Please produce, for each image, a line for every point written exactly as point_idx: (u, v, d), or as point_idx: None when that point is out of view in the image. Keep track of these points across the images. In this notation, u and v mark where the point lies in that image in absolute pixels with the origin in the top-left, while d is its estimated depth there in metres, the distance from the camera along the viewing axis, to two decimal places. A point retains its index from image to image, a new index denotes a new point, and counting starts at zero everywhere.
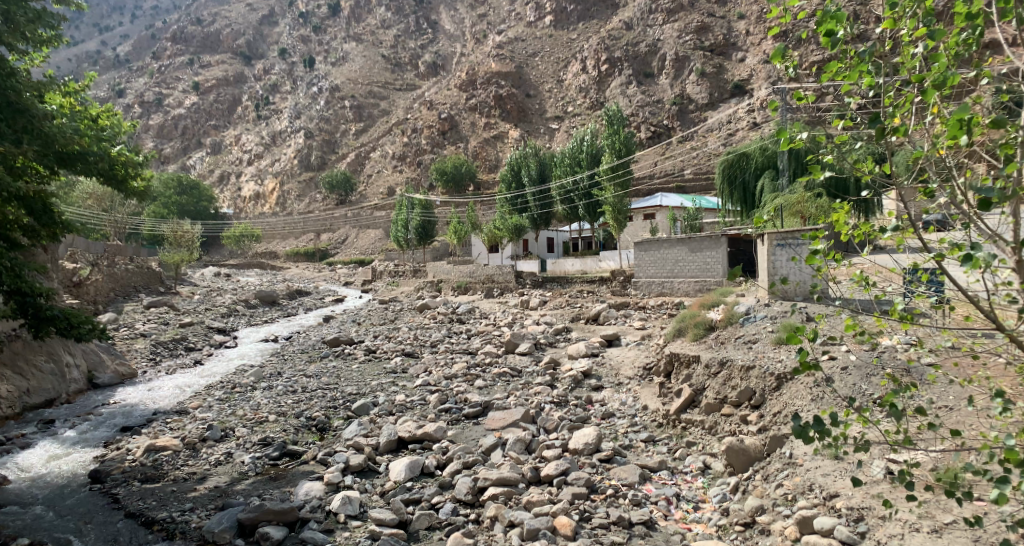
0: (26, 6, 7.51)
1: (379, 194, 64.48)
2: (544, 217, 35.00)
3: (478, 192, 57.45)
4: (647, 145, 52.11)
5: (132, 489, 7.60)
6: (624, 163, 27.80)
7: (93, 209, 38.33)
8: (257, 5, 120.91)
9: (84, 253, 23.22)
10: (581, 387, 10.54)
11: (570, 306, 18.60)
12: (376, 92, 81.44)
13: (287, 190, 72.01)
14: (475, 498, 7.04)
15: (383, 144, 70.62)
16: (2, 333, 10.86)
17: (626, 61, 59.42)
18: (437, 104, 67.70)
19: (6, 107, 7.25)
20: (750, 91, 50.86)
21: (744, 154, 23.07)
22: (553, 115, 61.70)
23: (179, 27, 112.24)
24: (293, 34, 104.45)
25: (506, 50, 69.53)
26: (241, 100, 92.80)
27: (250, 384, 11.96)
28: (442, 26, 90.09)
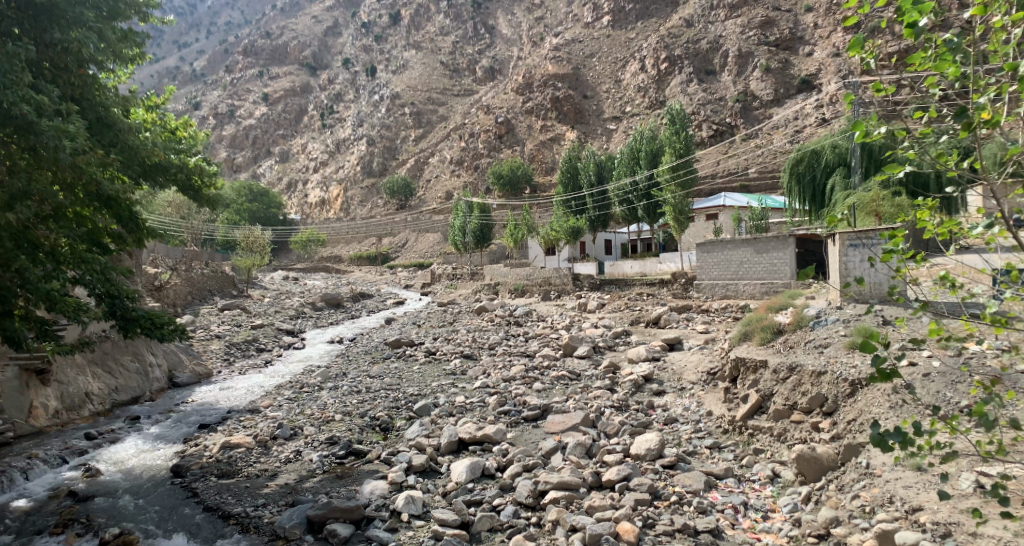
0: (114, 27, 8.10)
1: (437, 198, 65.62)
2: (602, 219, 34.70)
3: (534, 195, 57.68)
4: (708, 144, 50.88)
5: (210, 484, 7.98)
6: (687, 162, 27.34)
7: (172, 216, 40.65)
8: (321, 16, 124.66)
9: (165, 259, 24.60)
10: (642, 391, 10.38)
11: (630, 309, 18.38)
12: (434, 98, 82.67)
13: (350, 196, 74.22)
14: (536, 502, 7.03)
15: (441, 149, 71.72)
16: (92, 334, 11.82)
17: (686, 59, 58.35)
18: (494, 108, 68.28)
19: (97, 122, 7.89)
20: (818, 86, 48.97)
21: (815, 152, 22.24)
22: (610, 115, 61.01)
23: (250, 41, 117.67)
24: (356, 44, 107.29)
25: (563, 52, 69.22)
26: (307, 109, 96.27)
27: (317, 384, 12.33)
28: (498, 31, 90.31)
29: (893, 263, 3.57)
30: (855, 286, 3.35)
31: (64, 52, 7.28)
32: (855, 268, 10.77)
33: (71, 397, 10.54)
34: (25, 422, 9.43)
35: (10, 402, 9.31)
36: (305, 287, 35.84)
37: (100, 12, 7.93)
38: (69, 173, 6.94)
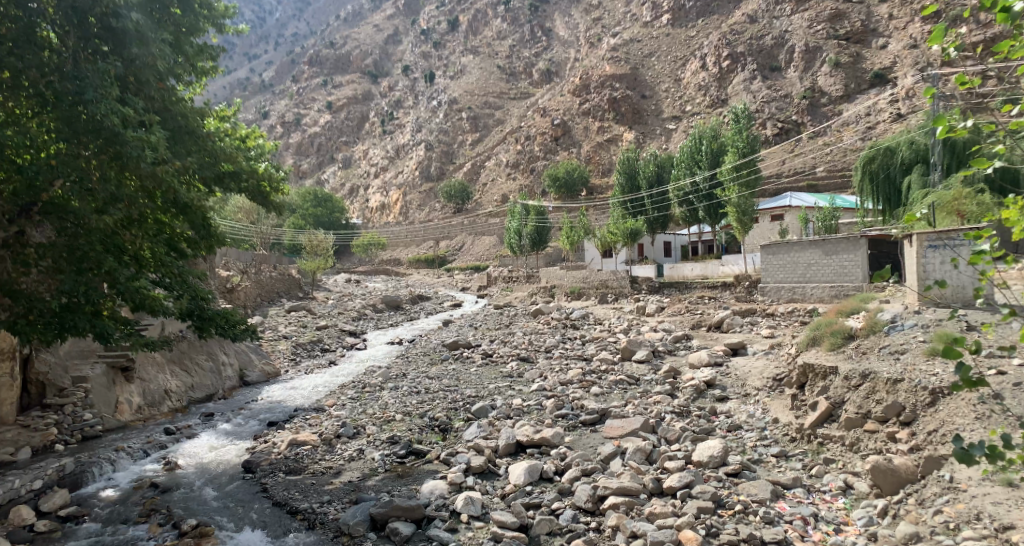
0: (191, 41, 8.51)
1: (493, 202, 66.18)
2: (663, 220, 34.44)
3: (591, 197, 57.36)
4: (774, 143, 49.22)
5: (278, 480, 8.28)
6: (751, 162, 26.12)
7: (242, 221, 42.70)
8: (383, 25, 127.27)
9: (237, 261, 25.75)
10: (704, 397, 10.15)
11: (690, 313, 18.01)
12: (491, 102, 83.21)
13: (409, 200, 75.55)
14: (596, 507, 6.97)
15: (498, 153, 72.12)
16: (172, 334, 12.61)
17: (749, 56, 56.86)
18: (551, 110, 68.23)
19: (179, 132, 8.42)
20: (893, 79, 46.70)
21: (890, 149, 21.29)
22: (670, 115, 59.78)
23: (315, 52, 121.84)
24: (414, 50, 108.96)
25: (621, 52, 68.38)
26: (368, 116, 98.85)
27: (378, 385, 12.59)
28: (556, 33, 89.93)
29: (981, 270, 3.31)
30: (935, 287, 3.18)
31: (145, 68, 7.65)
32: (935, 270, 10.27)
33: (152, 394, 11.18)
34: (111, 416, 10.07)
35: (98, 398, 10.05)
36: (367, 289, 36.82)
37: (178, 29, 8.27)
38: (151, 181, 7.43)
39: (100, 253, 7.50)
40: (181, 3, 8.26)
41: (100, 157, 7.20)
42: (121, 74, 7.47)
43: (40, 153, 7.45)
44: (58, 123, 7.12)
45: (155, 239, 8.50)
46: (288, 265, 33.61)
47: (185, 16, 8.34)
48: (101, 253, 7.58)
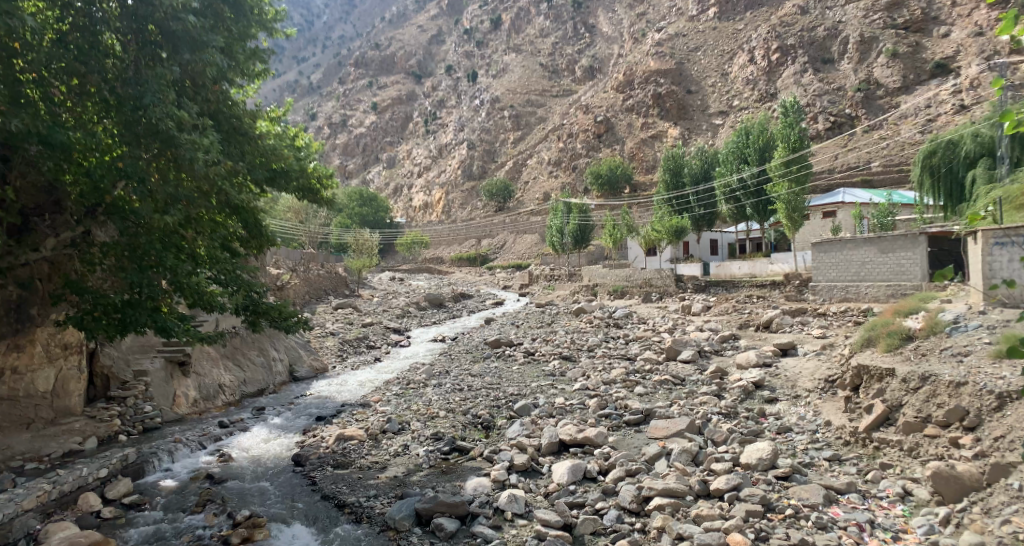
0: (244, 46, 8.71)
1: (536, 200, 66.13)
2: (708, 218, 33.93)
3: (634, 194, 56.74)
4: (826, 137, 47.62)
5: (326, 474, 8.45)
6: (803, 157, 24.86)
7: (291, 220, 43.92)
8: (427, 25, 128.30)
9: (287, 260, 26.46)
10: (752, 399, 9.92)
11: (737, 312, 17.63)
12: (534, 100, 83.04)
13: (451, 199, 76.12)
14: (640, 507, 6.90)
15: (540, 151, 71.99)
16: (225, 330, 13.04)
17: (800, 48, 55.25)
18: (594, 107, 67.66)
19: (232, 134, 8.69)
20: (956, 69, 44.64)
21: (953, 142, 20.40)
22: (717, 110, 58.46)
23: (360, 53, 124.05)
24: (457, 50, 109.53)
25: (666, 47, 67.28)
26: (412, 116, 100.09)
27: (422, 381, 12.74)
28: (599, 29, 88.64)
29: None
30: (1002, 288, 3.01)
31: (200, 73, 7.90)
32: (1002, 269, 9.84)
33: (207, 388, 11.60)
34: (170, 408, 10.50)
35: (157, 390, 10.49)
36: (410, 287, 37.35)
37: (231, 34, 8.50)
38: (205, 182, 7.77)
39: (159, 251, 7.87)
40: (234, 9, 8.49)
41: (157, 160, 7.53)
42: (178, 79, 7.73)
43: (104, 155, 7.83)
44: (120, 126, 7.46)
45: (210, 238, 8.86)
46: (334, 263, 34.29)
47: (237, 20, 8.55)
48: (161, 251, 7.94)
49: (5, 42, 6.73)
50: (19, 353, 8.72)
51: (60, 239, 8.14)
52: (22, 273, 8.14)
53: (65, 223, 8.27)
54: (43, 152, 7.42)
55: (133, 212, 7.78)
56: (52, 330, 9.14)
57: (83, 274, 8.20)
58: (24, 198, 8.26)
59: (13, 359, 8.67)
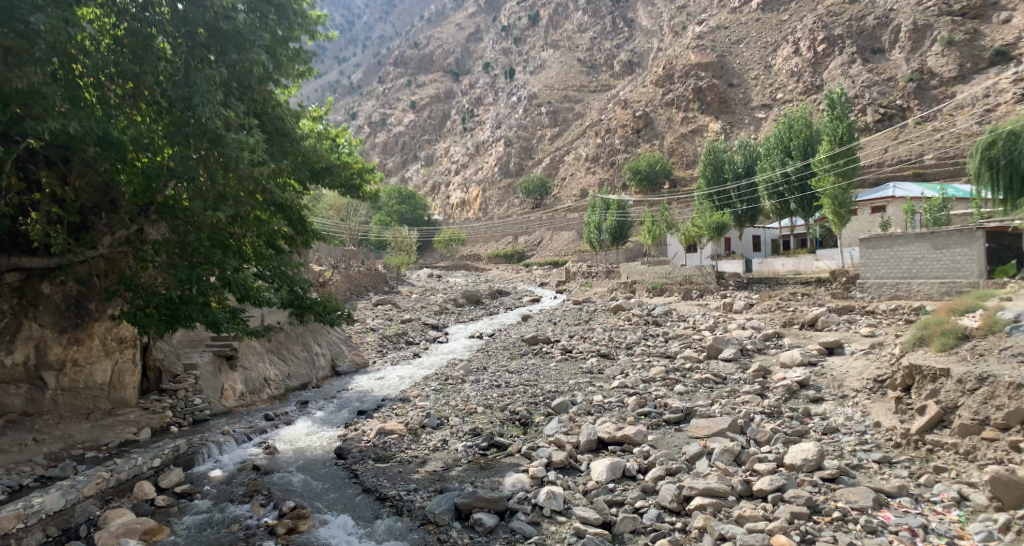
0: (287, 47, 8.86)
1: (573, 196, 65.85)
2: (751, 214, 33.26)
3: (673, 190, 56.00)
4: (875, 130, 45.97)
5: (368, 467, 8.58)
6: (850, 150, 24.40)
7: (331, 217, 44.84)
8: (465, 23, 128.65)
9: (328, 257, 27.02)
10: (797, 398, 9.69)
11: (781, 310, 17.24)
12: (571, 96, 82.55)
13: (488, 196, 76.41)
14: (681, 507, 6.81)
15: (578, 147, 71.60)
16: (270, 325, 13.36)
17: (849, 38, 53.69)
18: (633, 102, 66.91)
19: (276, 134, 8.88)
20: (1017, 56, 42.70)
21: (1015, 134, 19.54)
22: (760, 104, 57.18)
23: (400, 53, 125.53)
24: (494, 47, 109.72)
25: (707, 40, 66.07)
26: (450, 114, 100.89)
27: (461, 377, 12.85)
28: (638, 23, 86.93)
29: None
30: None
31: (247, 73, 8.10)
32: None
33: (253, 382, 11.91)
34: (218, 401, 10.83)
35: (206, 384, 10.82)
36: (448, 284, 37.72)
37: (276, 36, 8.67)
38: (251, 181, 7.96)
39: (208, 248, 8.16)
40: (278, 12, 8.65)
41: (205, 160, 7.75)
42: (226, 80, 7.94)
43: (156, 155, 8.11)
44: (171, 128, 7.71)
45: (256, 235, 9.10)
46: (375, 260, 34.86)
47: (280, 22, 8.69)
48: (209, 247, 8.22)
49: (66, 50, 7.05)
50: (79, 347, 9.09)
51: (116, 238, 8.50)
52: (81, 269, 8.84)
53: (119, 222, 8.64)
54: (100, 153, 7.74)
55: (183, 211, 8.02)
56: (109, 325, 9.48)
57: (138, 271, 8.50)
58: (84, 198, 8.68)
59: (73, 352, 9.04)
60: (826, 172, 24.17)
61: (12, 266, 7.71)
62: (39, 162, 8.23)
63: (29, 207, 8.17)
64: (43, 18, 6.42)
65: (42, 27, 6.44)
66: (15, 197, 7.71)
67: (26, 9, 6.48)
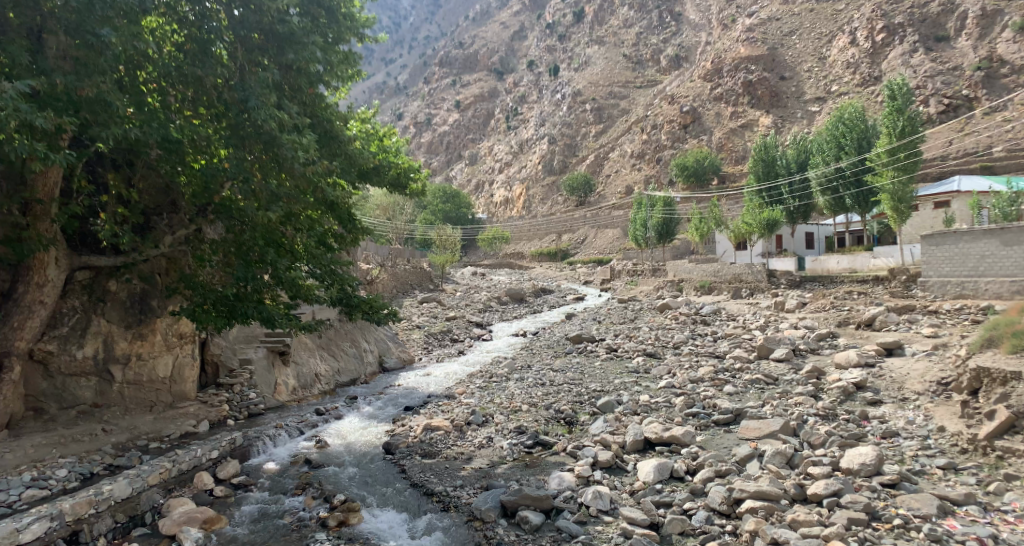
0: (338, 49, 9.02)
1: (618, 193, 65.15)
2: (804, 210, 32.29)
3: (722, 187, 54.81)
4: (938, 122, 43.74)
5: (415, 463, 8.70)
6: (914, 142, 22.92)
7: (377, 216, 45.88)
8: (509, 22, 128.82)
9: (375, 256, 27.50)
10: (853, 400, 9.37)
11: (835, 310, 16.67)
12: (616, 92, 81.63)
13: (531, 194, 76.33)
14: (731, 510, 6.68)
15: (623, 143, 70.73)
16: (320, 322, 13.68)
17: (910, 26, 51.61)
18: (679, 97, 65.69)
19: (325, 136, 9.10)
20: None
21: None
22: (814, 97, 55.56)
23: (444, 53, 126.74)
24: (539, 45, 109.61)
25: (757, 33, 64.40)
26: (494, 113, 101.34)
27: (505, 375, 12.90)
28: (686, 17, 85.52)
29: None
30: None
31: (299, 75, 8.31)
32: None
33: (304, 377, 12.22)
34: (271, 395, 11.14)
35: (261, 379, 11.16)
36: (493, 282, 37.78)
37: (326, 38, 8.86)
38: (303, 181, 8.19)
39: (261, 247, 8.47)
40: (328, 15, 8.83)
41: (259, 160, 7.99)
42: (279, 81, 8.14)
43: (213, 157, 8.41)
44: (227, 130, 7.98)
45: (307, 235, 9.38)
46: (421, 259, 35.25)
47: (330, 24, 8.87)
48: (263, 247, 8.54)
49: (130, 58, 7.35)
50: (143, 341, 9.47)
51: (176, 237, 8.85)
52: (145, 267, 9.21)
53: (180, 222, 9.00)
54: (162, 155, 8.08)
55: (238, 212, 8.31)
56: (170, 320, 9.86)
57: (196, 269, 8.82)
58: (147, 199, 9.07)
59: (138, 346, 9.43)
60: (884, 167, 23.17)
61: (83, 265, 8.09)
62: (106, 165, 8.64)
63: (98, 208, 8.57)
64: (110, 32, 6.70)
65: (110, 40, 6.73)
66: (84, 199, 8.10)
67: (95, 21, 6.79)
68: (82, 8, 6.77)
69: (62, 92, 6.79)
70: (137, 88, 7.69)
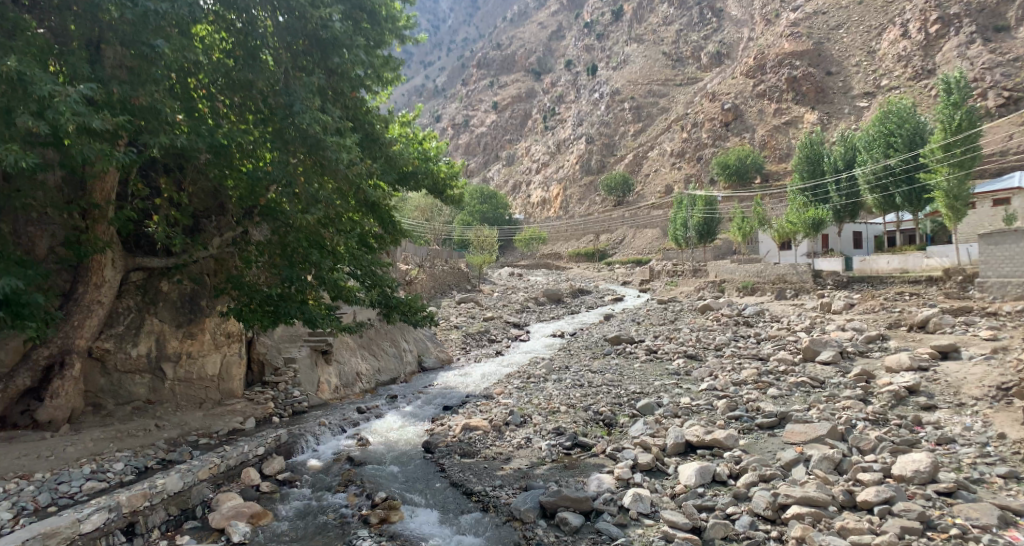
0: (379, 53, 9.14)
1: (657, 193, 64.47)
2: (852, 208, 31.39)
3: (765, 185, 53.71)
4: (996, 116, 41.91)
5: (455, 462, 8.76)
6: (971, 137, 22.24)
7: (416, 217, 46.55)
8: (547, 22, 128.80)
9: (414, 257, 27.87)
10: (905, 405, 9.04)
11: (885, 312, 16.18)
12: (656, 90, 80.71)
13: (569, 194, 76.06)
14: (776, 515, 6.52)
15: (662, 142, 69.79)
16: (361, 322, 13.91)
17: (967, 17, 49.72)
18: (720, 95, 64.58)
19: (366, 139, 9.24)
20: None
21: None
22: (862, 92, 54.02)
23: (482, 54, 127.50)
24: (577, 44, 109.26)
25: (802, 27, 62.88)
26: (531, 113, 101.47)
27: (543, 375, 12.90)
28: (728, 13, 84.12)
29: None
30: None
31: (342, 78, 8.43)
32: None
33: (346, 375, 12.43)
34: (315, 393, 11.36)
35: (304, 377, 11.39)
36: (531, 282, 37.74)
37: (368, 41, 8.97)
38: (345, 182, 8.32)
39: (305, 249, 8.70)
40: (370, 18, 8.95)
41: (302, 164, 8.13)
42: (322, 85, 8.30)
43: (259, 160, 8.61)
44: (273, 134, 8.15)
45: (349, 236, 9.57)
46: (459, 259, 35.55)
47: (372, 28, 9.00)
48: (306, 249, 8.76)
49: (181, 66, 7.60)
50: (193, 340, 9.77)
51: (223, 239, 9.10)
52: (195, 269, 9.52)
53: (227, 224, 9.26)
54: (211, 160, 8.32)
55: (282, 214, 8.52)
56: (218, 320, 10.16)
57: (243, 269, 9.07)
58: (197, 202, 9.37)
59: (188, 345, 9.73)
60: (939, 163, 22.56)
61: (137, 266, 8.38)
62: (159, 169, 8.95)
63: (151, 211, 8.89)
64: (164, 42, 6.94)
65: (163, 51, 6.98)
66: (139, 202, 8.41)
67: (150, 33, 7.03)
68: (138, 21, 7.00)
69: (118, 101, 7.05)
70: (188, 95, 7.92)
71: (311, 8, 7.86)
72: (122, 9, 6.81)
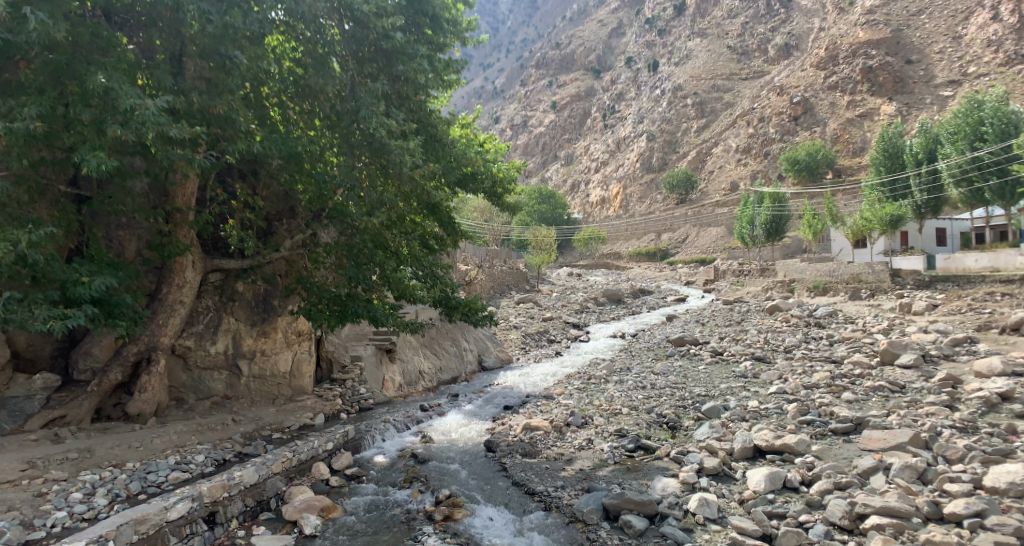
0: (441, 57, 9.25)
1: (722, 190, 63.01)
2: (935, 203, 29.49)
3: (839, 179, 51.68)
4: None
5: (516, 461, 8.78)
6: None
7: (475, 218, 46.79)
8: (607, 19, 127.38)
9: (474, 258, 28.17)
10: (998, 412, 8.46)
11: (975, 313, 15.24)
12: (720, 85, 78.72)
13: (629, 193, 75.09)
14: (854, 525, 6.21)
15: (727, 138, 67.87)
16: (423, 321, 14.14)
17: None
18: (789, 88, 62.25)
19: (429, 141, 9.39)
20: None
21: None
22: (946, 80, 51.23)
23: (541, 54, 127.51)
24: (638, 41, 107.68)
25: (879, 15, 59.80)
26: (590, 112, 100.85)
27: (604, 376, 12.79)
28: (798, 3, 81.18)
29: None
30: None
31: (406, 83, 8.58)
32: None
33: (409, 374, 12.67)
34: (380, 391, 11.62)
35: (370, 375, 11.69)
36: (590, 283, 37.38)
37: (430, 46, 9.11)
38: (409, 186, 8.51)
39: (370, 250, 8.95)
40: (432, 23, 9.07)
41: (368, 168, 8.37)
42: (387, 91, 8.47)
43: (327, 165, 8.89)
44: (340, 140, 8.41)
45: (411, 238, 9.77)
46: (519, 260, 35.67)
47: (434, 33, 9.12)
48: (371, 249, 9.01)
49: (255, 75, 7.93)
50: (265, 338, 10.16)
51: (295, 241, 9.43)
52: (268, 269, 9.90)
53: (298, 227, 9.61)
54: (282, 165, 8.64)
55: (348, 216, 8.77)
56: (289, 319, 10.53)
57: (312, 270, 9.39)
58: (269, 205, 9.79)
59: (261, 343, 10.12)
60: None
61: (215, 267, 8.79)
62: (234, 175, 9.38)
63: (227, 214, 9.30)
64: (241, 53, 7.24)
65: (239, 62, 7.29)
66: (216, 206, 8.82)
67: (228, 45, 7.37)
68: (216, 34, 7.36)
69: (198, 110, 7.41)
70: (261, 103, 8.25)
71: (375, 17, 8.02)
72: (203, 23, 7.14)
